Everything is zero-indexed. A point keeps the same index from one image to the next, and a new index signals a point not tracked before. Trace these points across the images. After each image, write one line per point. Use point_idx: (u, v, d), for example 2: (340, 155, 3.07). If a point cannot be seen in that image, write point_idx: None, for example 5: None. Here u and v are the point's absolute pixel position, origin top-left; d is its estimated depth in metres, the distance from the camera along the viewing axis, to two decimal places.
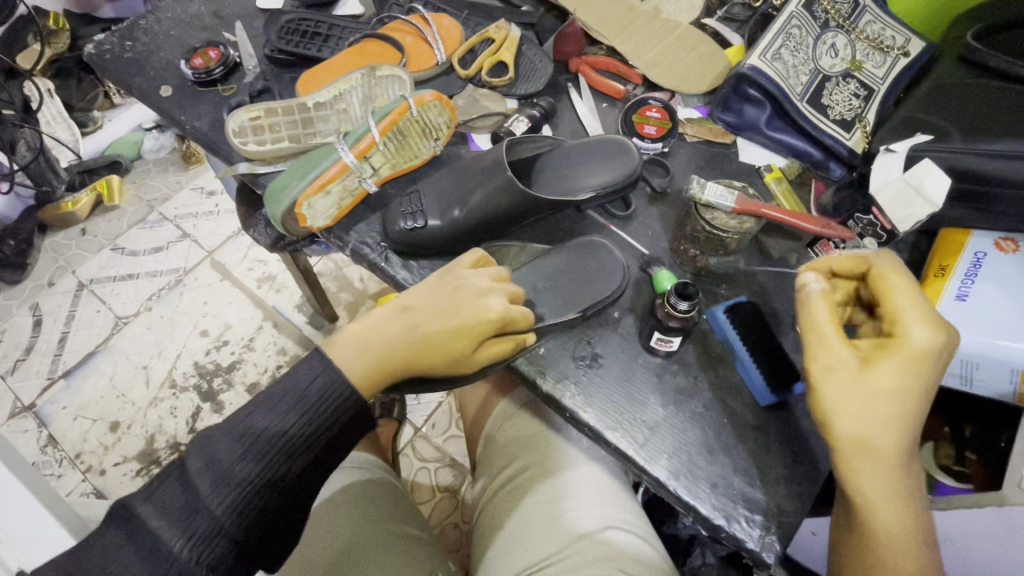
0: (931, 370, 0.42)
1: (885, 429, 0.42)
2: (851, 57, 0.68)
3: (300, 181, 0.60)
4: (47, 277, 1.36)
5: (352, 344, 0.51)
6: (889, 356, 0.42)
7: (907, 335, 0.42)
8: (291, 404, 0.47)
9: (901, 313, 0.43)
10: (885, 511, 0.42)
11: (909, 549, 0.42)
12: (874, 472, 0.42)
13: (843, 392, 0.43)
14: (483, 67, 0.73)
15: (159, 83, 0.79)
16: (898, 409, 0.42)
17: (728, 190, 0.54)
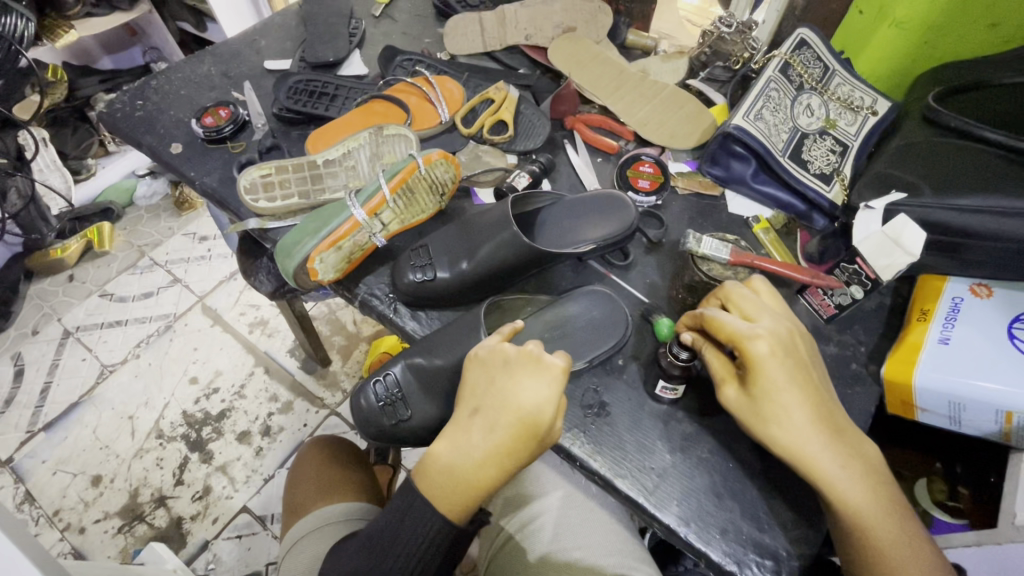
0: (788, 364, 0.47)
1: (794, 417, 0.46)
2: (826, 117, 0.74)
3: (313, 238, 0.63)
4: (31, 325, 1.34)
5: (442, 477, 0.49)
6: (753, 372, 0.47)
7: (749, 351, 0.47)
8: (388, 544, 0.50)
9: (736, 333, 0.48)
10: (844, 495, 0.45)
11: (881, 521, 0.44)
12: (811, 468, 0.45)
13: (749, 413, 0.48)
14: (484, 125, 0.77)
15: (168, 141, 0.82)
16: (788, 402, 0.46)
17: (722, 243, 0.58)
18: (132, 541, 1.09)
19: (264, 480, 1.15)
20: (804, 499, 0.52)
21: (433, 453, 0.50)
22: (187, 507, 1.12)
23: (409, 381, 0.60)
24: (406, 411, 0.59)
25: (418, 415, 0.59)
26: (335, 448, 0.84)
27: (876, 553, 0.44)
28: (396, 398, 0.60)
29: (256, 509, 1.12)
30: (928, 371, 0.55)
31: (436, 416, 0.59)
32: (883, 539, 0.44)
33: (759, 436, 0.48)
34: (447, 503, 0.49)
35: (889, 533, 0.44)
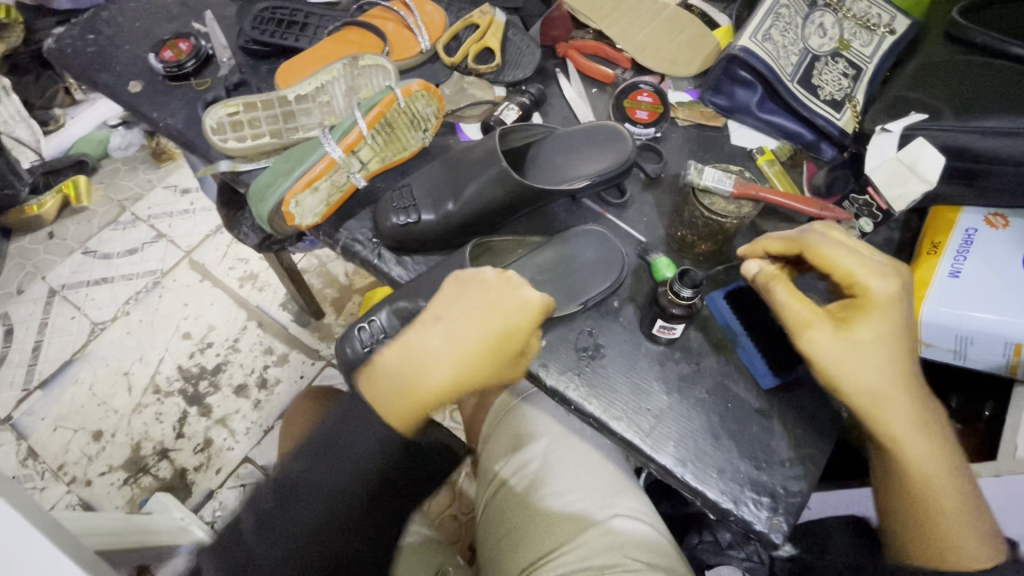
0: (903, 308, 0.45)
1: (886, 367, 0.44)
2: (840, 37, 0.68)
3: (286, 180, 0.58)
4: (16, 285, 1.30)
5: (387, 375, 0.48)
6: (867, 314, 0.45)
7: (869, 291, 0.45)
8: (339, 446, 0.54)
9: (854, 271, 0.45)
10: (917, 448, 0.45)
11: (947, 474, 0.45)
12: (889, 416, 0.45)
13: (845, 356, 0.45)
14: (469, 54, 0.71)
15: (127, 79, 0.75)
16: (885, 350, 0.44)
17: (726, 173, 0.53)
18: (139, 492, 1.10)
19: (265, 431, 1.16)
20: (800, 437, 0.52)
21: (381, 357, 0.49)
22: (190, 458, 1.13)
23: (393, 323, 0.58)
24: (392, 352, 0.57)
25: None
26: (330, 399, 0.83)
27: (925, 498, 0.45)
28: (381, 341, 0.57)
29: (258, 459, 1.14)
30: (936, 306, 0.53)
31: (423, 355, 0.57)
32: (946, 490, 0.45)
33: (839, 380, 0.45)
34: (392, 406, 0.48)
35: (955, 484, 0.45)
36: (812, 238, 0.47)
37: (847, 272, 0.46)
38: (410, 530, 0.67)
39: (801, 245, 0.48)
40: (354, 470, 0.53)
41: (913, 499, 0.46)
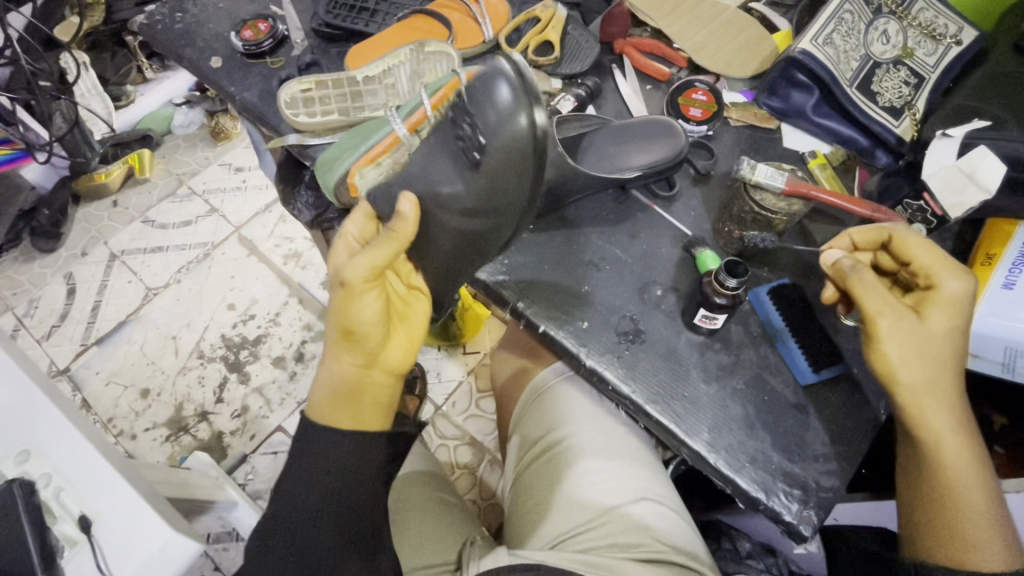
0: (965, 311, 0.48)
1: (943, 367, 0.47)
2: (903, 45, 0.67)
3: (352, 155, 0.63)
4: (81, 247, 1.39)
5: (317, 405, 0.57)
6: (932, 305, 0.48)
7: (942, 284, 0.48)
8: (312, 475, 0.54)
9: (930, 262, 0.49)
10: (954, 444, 0.47)
11: (977, 479, 0.48)
12: (935, 413, 0.47)
13: (908, 344, 0.47)
14: (529, 46, 0.73)
15: (208, 55, 0.80)
16: (952, 345, 0.47)
17: (778, 171, 0.55)
18: (179, 449, 1.17)
19: (299, 403, 1.21)
20: (838, 436, 0.53)
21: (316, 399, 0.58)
22: (227, 422, 1.20)
23: (453, 180, 0.52)
24: (478, 150, 0.49)
25: (484, 129, 0.48)
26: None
27: (949, 493, 0.48)
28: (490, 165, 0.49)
29: (290, 429, 1.19)
30: (986, 317, 0.53)
31: (475, 122, 0.48)
32: (971, 495, 0.47)
33: (904, 368, 0.47)
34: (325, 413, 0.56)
35: (979, 494, 0.48)
36: (898, 230, 0.51)
37: (920, 265, 0.50)
38: (441, 498, 0.71)
39: (888, 236, 0.52)
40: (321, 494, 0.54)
41: (939, 493, 0.48)
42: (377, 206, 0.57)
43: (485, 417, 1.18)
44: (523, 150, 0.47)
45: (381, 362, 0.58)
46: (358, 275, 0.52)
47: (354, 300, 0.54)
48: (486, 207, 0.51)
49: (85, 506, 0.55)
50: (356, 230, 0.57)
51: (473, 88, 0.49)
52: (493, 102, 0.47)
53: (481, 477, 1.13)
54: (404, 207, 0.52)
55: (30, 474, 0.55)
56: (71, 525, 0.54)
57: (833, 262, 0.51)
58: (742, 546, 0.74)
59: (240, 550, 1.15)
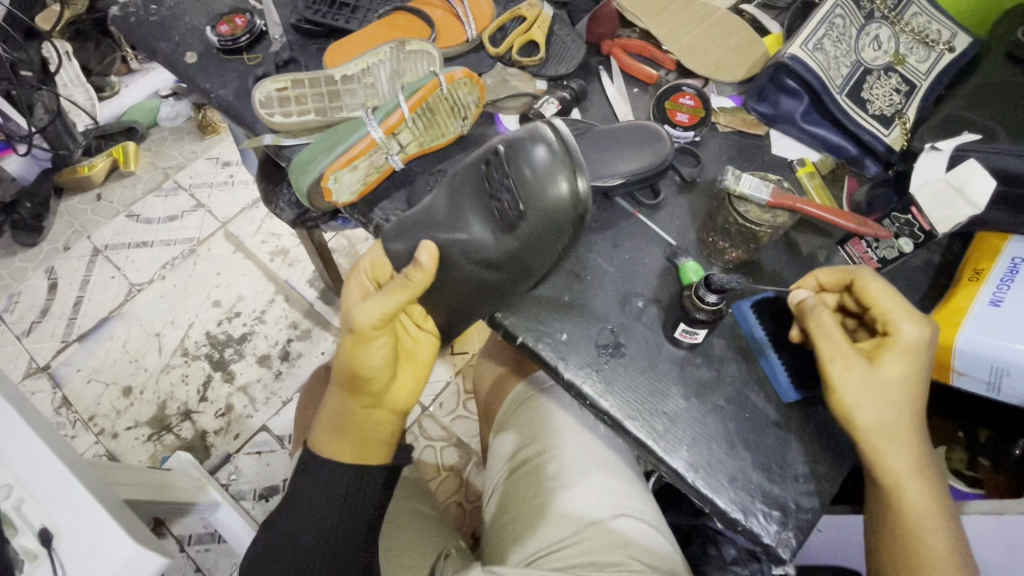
0: (923, 360, 0.47)
1: (898, 415, 0.46)
2: (895, 51, 0.66)
3: (328, 156, 0.60)
4: (63, 241, 1.36)
5: (322, 436, 0.59)
6: (887, 352, 0.47)
7: (899, 332, 0.47)
8: (315, 500, 0.57)
9: (886, 309, 0.48)
10: (913, 489, 0.47)
11: (938, 518, 0.47)
12: (892, 456, 0.47)
13: (863, 393, 0.46)
14: (514, 46, 0.71)
15: (185, 49, 0.78)
16: (908, 392, 0.46)
17: (764, 182, 0.53)
18: (161, 449, 1.15)
19: (284, 403, 1.20)
20: (819, 455, 0.52)
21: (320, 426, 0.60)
22: (211, 421, 1.18)
23: (482, 234, 0.52)
24: (517, 212, 0.50)
25: (523, 194, 0.49)
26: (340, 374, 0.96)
27: (907, 532, 0.47)
28: (528, 229, 0.50)
29: (275, 429, 1.17)
30: (972, 334, 0.53)
31: (513, 185, 0.50)
32: (933, 534, 0.47)
33: (854, 415, 0.46)
34: (329, 446, 0.58)
35: (942, 539, 0.47)
36: (860, 274, 0.50)
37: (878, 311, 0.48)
38: (418, 508, 0.70)
39: (851, 279, 0.50)
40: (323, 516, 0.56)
41: (898, 529, 0.48)
42: (386, 247, 0.56)
43: (472, 419, 1.16)
44: (563, 217, 0.49)
45: (386, 402, 0.60)
46: (369, 324, 0.53)
47: (364, 346, 0.55)
48: (512, 265, 0.53)
49: (47, 519, 0.52)
50: (368, 264, 0.56)
51: (514, 153, 0.50)
52: (539, 174, 0.49)
53: (467, 479, 1.11)
54: (422, 257, 0.51)
55: None
56: (31, 539, 0.52)
57: (797, 302, 0.50)
58: (726, 552, 0.74)
59: (223, 551, 1.13)
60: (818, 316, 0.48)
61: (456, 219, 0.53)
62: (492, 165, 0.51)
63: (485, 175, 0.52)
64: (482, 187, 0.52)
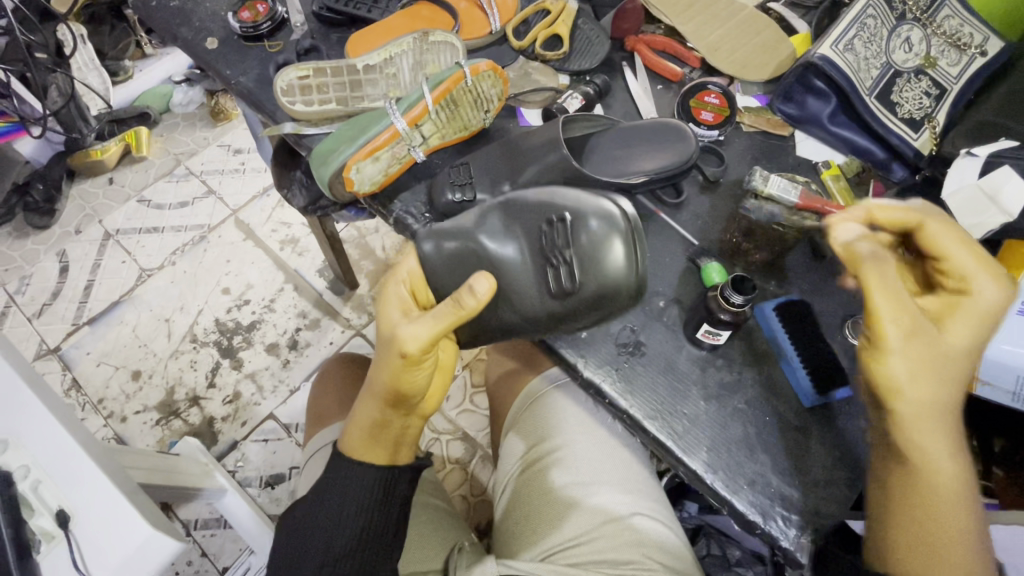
0: (995, 323, 0.45)
1: (944, 383, 0.43)
2: (926, 53, 0.65)
3: (350, 146, 0.60)
4: (75, 224, 1.37)
5: (356, 439, 0.60)
6: (958, 313, 0.44)
7: (974, 290, 0.44)
8: (344, 495, 0.58)
9: (966, 264, 0.45)
10: (938, 465, 0.43)
11: (954, 501, 0.43)
12: (920, 433, 0.43)
13: (918, 359, 0.42)
14: (537, 39, 0.71)
15: (205, 35, 0.77)
16: (960, 358, 0.44)
17: (791, 185, 0.60)
18: (169, 434, 1.16)
19: (291, 391, 1.20)
20: (839, 461, 0.51)
21: (354, 427, 0.61)
22: (219, 408, 1.18)
23: (529, 289, 0.51)
24: (572, 287, 0.49)
25: (582, 269, 0.49)
26: (358, 363, 0.96)
27: (924, 513, 0.43)
28: (578, 303, 0.50)
29: (282, 417, 1.18)
30: (999, 343, 0.52)
31: (574, 259, 0.49)
32: (948, 519, 0.43)
33: (896, 378, 0.43)
34: (362, 451, 0.60)
35: (961, 531, 0.43)
36: (929, 220, 0.46)
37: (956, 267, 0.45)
38: (428, 502, 0.71)
39: (917, 223, 0.47)
40: (352, 509, 0.58)
41: (916, 505, 0.44)
42: (430, 265, 0.55)
43: (478, 413, 1.16)
44: (618, 299, 0.49)
45: (418, 411, 0.63)
46: (418, 355, 0.53)
47: (411, 371, 0.55)
48: (550, 325, 0.52)
49: (64, 501, 0.51)
50: (406, 276, 0.56)
51: (581, 226, 0.49)
52: (604, 253, 0.48)
53: (472, 473, 1.11)
54: (480, 286, 0.49)
55: (7, 465, 0.52)
56: (48, 520, 0.51)
57: (845, 244, 0.45)
58: (732, 554, 0.78)
59: (228, 537, 1.14)
60: (874, 264, 0.43)
61: (502, 261, 0.52)
62: (556, 229, 0.50)
63: (545, 234, 0.51)
64: (539, 244, 0.51)
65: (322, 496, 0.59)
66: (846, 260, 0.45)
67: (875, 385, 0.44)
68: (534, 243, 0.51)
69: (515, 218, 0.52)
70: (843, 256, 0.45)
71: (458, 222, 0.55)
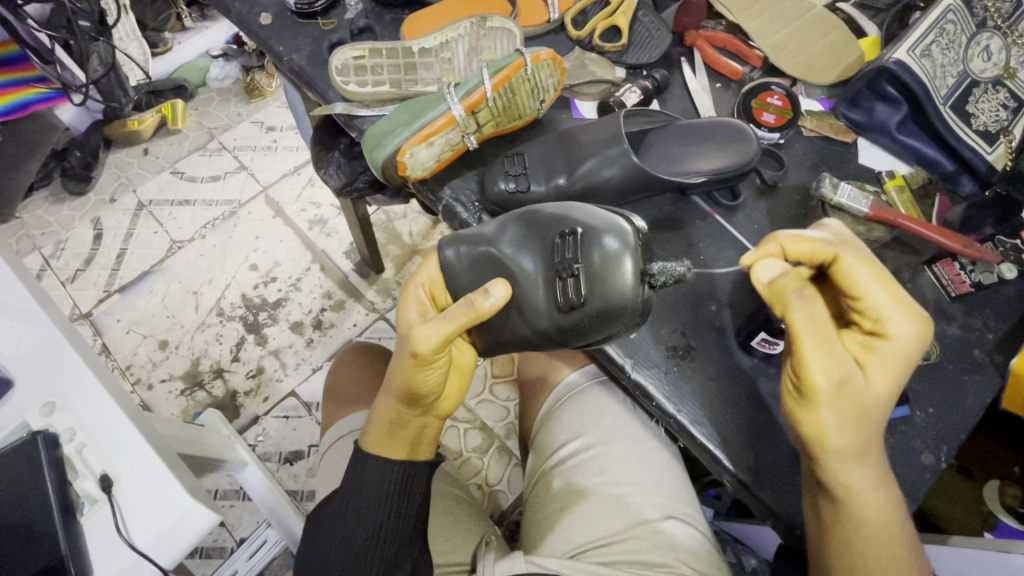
0: (914, 359, 0.43)
1: (873, 430, 0.43)
2: (1005, 63, 0.62)
3: (406, 130, 0.59)
4: (109, 193, 1.39)
5: (374, 436, 0.60)
6: (878, 358, 0.43)
7: (892, 333, 0.42)
8: (374, 483, 0.58)
9: (881, 307, 0.42)
10: (869, 491, 0.44)
11: (886, 519, 0.45)
12: (853, 471, 0.43)
13: (845, 413, 0.42)
14: (596, 30, 0.69)
15: (257, 9, 0.76)
16: (885, 403, 0.43)
17: (862, 195, 0.58)
18: (193, 404, 1.17)
19: (313, 370, 1.21)
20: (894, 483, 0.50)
21: (372, 424, 0.60)
22: (242, 382, 1.20)
23: (540, 301, 0.50)
24: (578, 301, 0.48)
25: (591, 284, 0.48)
26: (372, 353, 0.96)
27: (857, 531, 0.44)
28: (584, 318, 0.48)
29: (303, 395, 1.19)
30: None
31: (583, 273, 0.48)
32: (881, 535, 0.45)
33: (823, 432, 0.43)
34: (377, 446, 0.59)
35: (891, 524, 0.45)
36: (845, 254, 0.43)
37: (872, 306, 0.43)
38: (452, 494, 0.71)
39: (832, 257, 0.43)
40: (384, 495, 0.58)
41: (848, 527, 0.44)
42: (452, 270, 0.54)
43: (497, 404, 1.16)
44: (625, 315, 0.47)
45: (435, 411, 0.62)
46: (429, 352, 0.52)
47: (423, 369, 0.54)
48: (557, 342, 0.51)
49: (108, 466, 0.51)
50: (426, 279, 0.55)
51: (593, 241, 0.48)
52: (614, 270, 0.47)
53: (488, 463, 1.12)
54: (498, 292, 0.49)
55: (55, 428, 0.52)
56: (92, 483, 0.50)
57: (770, 282, 0.43)
58: (749, 563, 0.82)
59: (246, 509, 1.16)
60: (803, 314, 0.41)
61: (518, 272, 0.51)
62: (567, 243, 0.49)
63: (557, 247, 0.50)
64: (552, 259, 0.50)
65: (351, 481, 0.59)
66: (770, 300, 0.43)
67: (803, 433, 0.44)
68: (547, 256, 0.50)
69: (534, 231, 0.51)
70: (767, 296, 0.43)
71: (479, 228, 0.54)
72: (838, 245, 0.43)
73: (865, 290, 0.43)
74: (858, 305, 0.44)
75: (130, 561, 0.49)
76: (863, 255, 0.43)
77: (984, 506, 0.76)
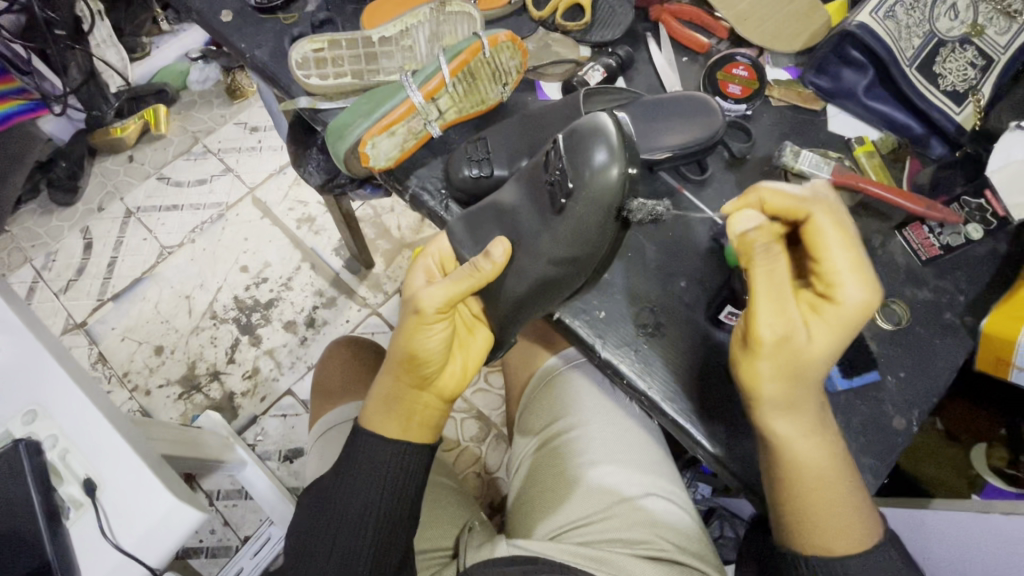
0: (862, 325, 0.43)
1: (810, 389, 0.44)
2: (973, 21, 0.60)
3: (365, 121, 0.58)
4: (97, 202, 1.39)
5: (375, 415, 0.58)
6: (823, 321, 0.43)
7: (843, 298, 0.42)
8: (367, 469, 0.57)
9: (837, 270, 0.42)
10: (807, 448, 0.44)
11: (839, 485, 0.45)
12: (778, 421, 0.44)
13: (781, 367, 0.43)
14: (557, 10, 0.68)
15: (217, 7, 0.75)
16: (825, 364, 0.43)
17: (823, 161, 0.58)
18: (191, 408, 1.18)
19: (308, 368, 1.22)
20: (868, 450, 0.50)
21: (370, 401, 0.59)
22: (238, 383, 1.20)
23: (540, 229, 0.52)
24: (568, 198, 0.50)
25: (577, 177, 0.50)
26: (362, 347, 0.96)
27: (802, 494, 0.45)
28: (580, 204, 0.50)
29: (300, 393, 1.20)
30: None
31: (568, 171, 0.50)
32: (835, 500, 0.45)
33: (759, 381, 0.43)
34: (377, 421, 0.58)
35: (838, 492, 0.45)
36: (816, 214, 0.43)
37: (829, 270, 0.42)
38: (439, 483, 0.72)
39: (802, 215, 0.43)
40: (374, 481, 0.57)
41: (795, 493, 0.45)
42: (458, 238, 0.55)
43: (492, 393, 1.16)
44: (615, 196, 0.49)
45: (436, 389, 0.58)
46: (431, 312, 0.51)
47: (424, 331, 0.53)
48: (569, 253, 0.51)
49: (91, 469, 0.51)
50: (437, 251, 0.56)
51: (571, 138, 0.51)
52: (586, 158, 0.49)
53: (485, 452, 1.12)
54: (498, 251, 0.51)
55: (37, 435, 0.52)
56: (76, 487, 0.51)
57: (743, 232, 0.42)
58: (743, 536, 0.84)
59: (250, 507, 1.17)
60: (764, 263, 0.42)
61: (515, 219, 0.54)
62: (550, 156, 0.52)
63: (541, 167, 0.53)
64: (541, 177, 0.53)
65: (342, 469, 0.58)
66: (738, 249, 0.43)
67: (741, 380, 0.45)
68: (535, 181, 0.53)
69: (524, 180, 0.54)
70: (737, 245, 0.43)
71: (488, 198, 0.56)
72: (813, 205, 0.43)
73: (827, 251, 0.42)
74: (820, 270, 0.43)
75: (116, 562, 0.49)
76: (833, 215, 0.43)
77: (971, 470, 0.77)
